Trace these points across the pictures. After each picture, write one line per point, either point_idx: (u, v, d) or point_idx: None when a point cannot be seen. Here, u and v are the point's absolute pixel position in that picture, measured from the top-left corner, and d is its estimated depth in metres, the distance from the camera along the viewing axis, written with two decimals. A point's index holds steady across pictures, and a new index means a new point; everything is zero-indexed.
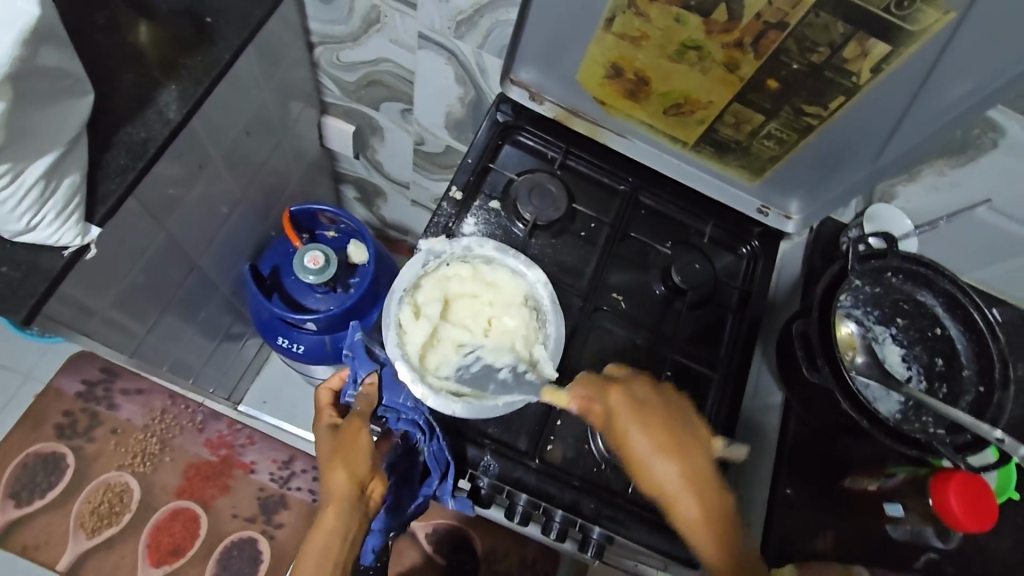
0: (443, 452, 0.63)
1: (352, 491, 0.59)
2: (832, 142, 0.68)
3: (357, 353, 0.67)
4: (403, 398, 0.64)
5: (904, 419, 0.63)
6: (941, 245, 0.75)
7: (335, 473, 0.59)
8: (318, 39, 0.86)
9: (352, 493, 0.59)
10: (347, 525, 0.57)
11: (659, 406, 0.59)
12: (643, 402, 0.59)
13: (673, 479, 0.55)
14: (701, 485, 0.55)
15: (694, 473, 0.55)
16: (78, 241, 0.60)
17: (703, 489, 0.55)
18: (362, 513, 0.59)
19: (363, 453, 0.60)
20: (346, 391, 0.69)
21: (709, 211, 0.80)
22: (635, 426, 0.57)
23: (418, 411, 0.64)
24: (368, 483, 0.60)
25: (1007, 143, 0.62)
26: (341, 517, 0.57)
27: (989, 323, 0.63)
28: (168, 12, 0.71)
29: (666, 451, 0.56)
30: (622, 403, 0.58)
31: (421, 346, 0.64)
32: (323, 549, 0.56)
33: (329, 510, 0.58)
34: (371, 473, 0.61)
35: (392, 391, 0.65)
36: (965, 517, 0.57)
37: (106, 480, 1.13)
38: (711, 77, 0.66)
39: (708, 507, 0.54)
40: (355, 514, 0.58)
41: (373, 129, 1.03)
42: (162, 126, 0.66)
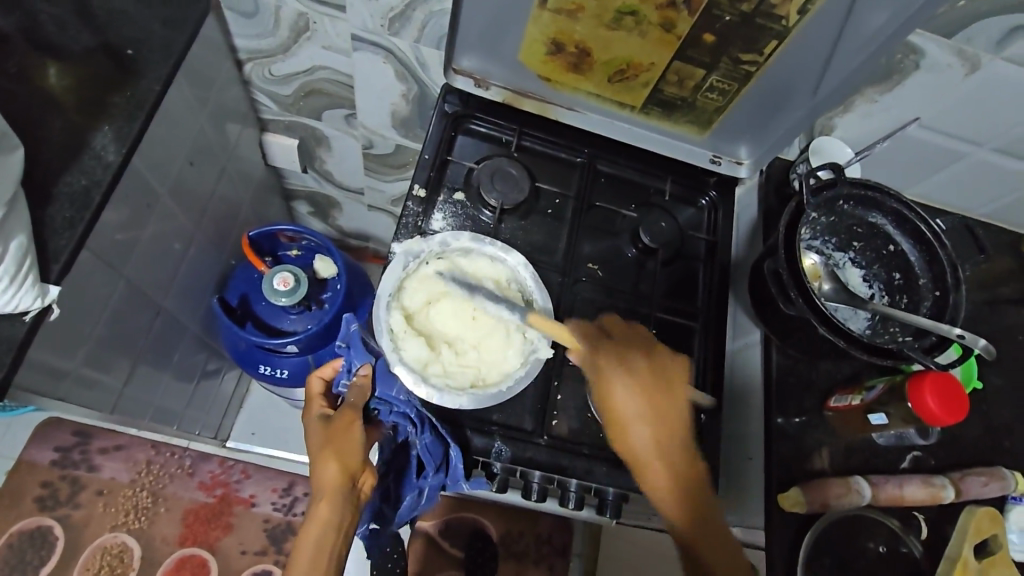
0: (437, 444, 0.65)
1: (345, 483, 0.58)
2: (772, 84, 0.71)
3: (353, 344, 0.66)
4: (396, 392, 0.64)
5: (874, 332, 0.68)
6: (881, 167, 0.80)
7: (327, 464, 0.58)
8: (247, 55, 0.83)
9: (343, 485, 0.58)
10: (339, 516, 0.57)
11: (653, 376, 0.62)
12: (635, 371, 0.62)
13: (656, 447, 0.60)
14: (675, 449, 0.60)
15: (669, 442, 0.60)
16: (38, 303, 0.57)
17: (684, 454, 0.60)
18: (353, 506, 0.59)
19: (355, 444, 0.60)
20: (338, 381, 0.68)
21: (665, 169, 0.83)
22: (623, 390, 0.61)
23: (410, 404, 0.64)
24: (359, 474, 0.59)
25: (927, 63, 0.66)
26: (334, 509, 0.57)
27: (936, 232, 0.68)
28: (82, 51, 0.68)
29: (648, 416, 0.60)
30: (620, 378, 0.61)
31: (414, 353, 0.63)
32: (316, 541, 0.56)
33: (322, 503, 0.57)
34: (361, 464, 0.60)
35: (385, 384, 0.64)
36: (943, 413, 0.62)
37: (101, 544, 1.09)
38: (650, 39, 0.68)
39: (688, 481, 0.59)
40: (347, 505, 0.58)
41: (317, 140, 1.00)
42: (103, 170, 0.63)
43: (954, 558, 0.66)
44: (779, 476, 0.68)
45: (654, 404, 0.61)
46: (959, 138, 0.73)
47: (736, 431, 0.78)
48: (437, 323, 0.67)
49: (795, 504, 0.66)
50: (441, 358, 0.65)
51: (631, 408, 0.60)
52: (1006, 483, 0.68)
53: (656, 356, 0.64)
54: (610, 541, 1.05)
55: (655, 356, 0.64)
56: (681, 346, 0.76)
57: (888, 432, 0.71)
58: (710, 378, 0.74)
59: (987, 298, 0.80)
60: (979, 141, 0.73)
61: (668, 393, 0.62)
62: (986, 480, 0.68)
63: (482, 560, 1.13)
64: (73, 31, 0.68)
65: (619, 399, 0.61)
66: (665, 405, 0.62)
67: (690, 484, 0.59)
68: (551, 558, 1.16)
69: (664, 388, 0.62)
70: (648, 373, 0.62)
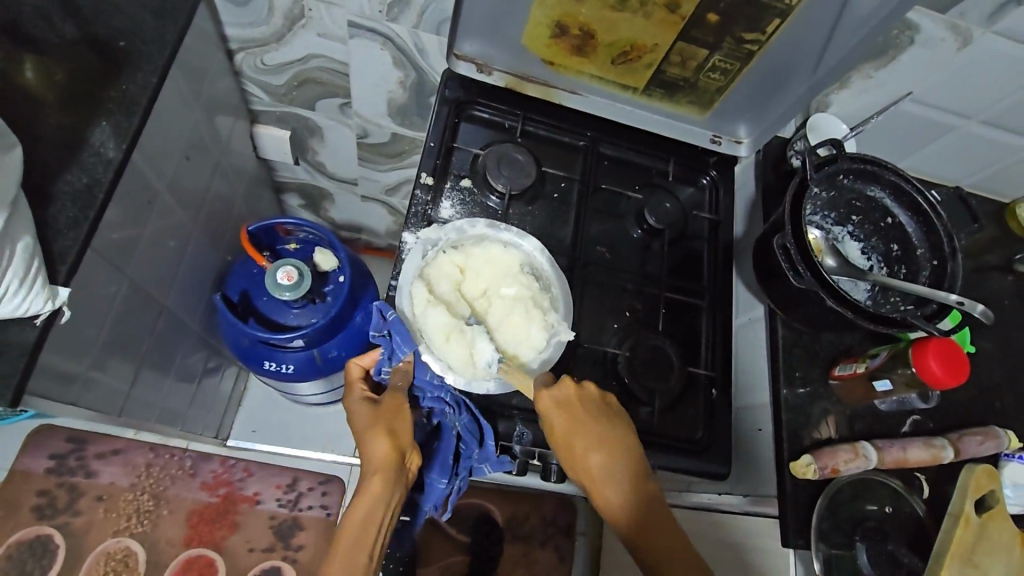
0: (474, 424, 0.65)
1: (396, 460, 0.59)
2: (772, 62, 0.73)
3: (396, 330, 0.63)
4: (430, 376, 0.64)
5: (876, 302, 0.71)
6: (875, 141, 0.82)
7: (379, 441, 0.60)
8: (238, 45, 0.81)
9: (396, 461, 0.59)
10: (391, 492, 0.58)
11: (583, 409, 0.62)
12: (568, 407, 0.62)
13: (608, 477, 0.61)
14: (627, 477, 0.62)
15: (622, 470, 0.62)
16: (49, 306, 0.55)
17: (640, 479, 0.62)
18: (402, 484, 0.60)
19: (404, 425, 0.62)
20: (380, 367, 0.67)
21: (666, 150, 0.84)
22: (559, 426, 0.61)
23: (445, 389, 0.64)
24: (408, 453, 0.61)
25: (921, 39, 0.68)
26: (386, 484, 0.58)
27: (932, 203, 0.70)
28: (71, 45, 0.65)
29: (589, 448, 0.61)
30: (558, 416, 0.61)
31: (437, 341, 0.64)
32: (367, 513, 0.57)
33: (374, 478, 0.58)
34: (410, 444, 0.62)
35: (421, 367, 0.65)
36: (945, 376, 0.64)
37: (105, 549, 1.07)
38: (654, 21, 0.69)
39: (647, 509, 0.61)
40: (398, 481, 0.59)
41: (310, 131, 0.99)
42: (104, 167, 0.61)
43: (957, 513, 0.66)
44: (790, 445, 0.71)
45: (592, 437, 0.62)
46: (950, 112, 0.75)
47: (743, 404, 0.80)
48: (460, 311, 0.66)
49: (807, 470, 0.68)
50: (466, 342, 0.64)
51: (571, 443, 0.62)
52: (1000, 441, 0.71)
53: (584, 387, 0.64)
54: None
55: (584, 387, 0.64)
56: (689, 324, 0.77)
57: (891, 398, 0.73)
58: (719, 353, 0.76)
59: (975, 266, 0.83)
60: (970, 114, 0.75)
61: (608, 423, 0.63)
62: (983, 440, 0.71)
63: (488, 544, 1.15)
64: (59, 24, 0.66)
65: (564, 437, 0.62)
66: (609, 435, 0.62)
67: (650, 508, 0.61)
68: (556, 538, 1.17)
69: (605, 417, 0.63)
70: (584, 406, 0.62)
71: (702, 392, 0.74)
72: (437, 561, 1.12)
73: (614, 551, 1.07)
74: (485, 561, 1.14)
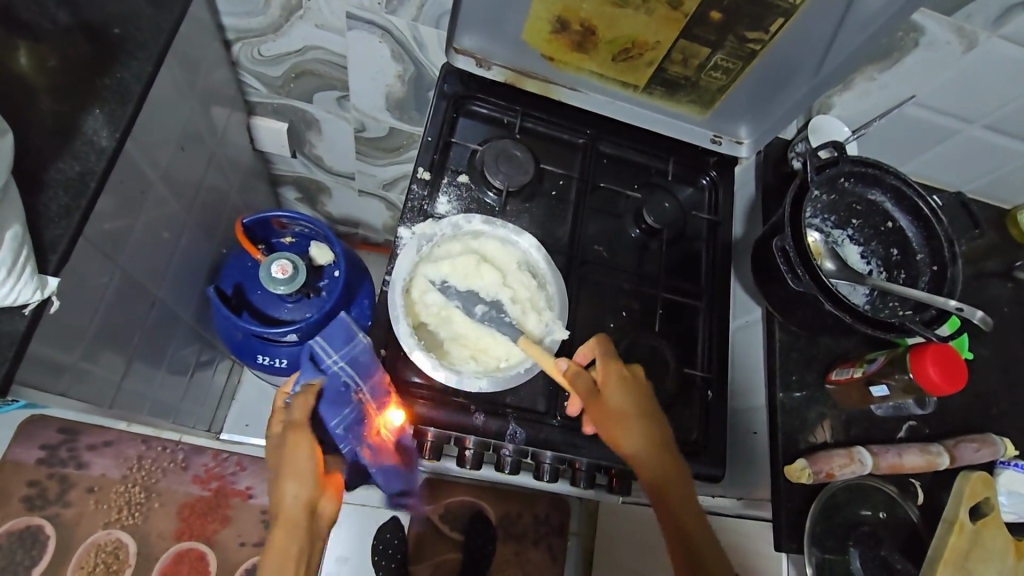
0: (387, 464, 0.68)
1: (297, 511, 0.60)
2: (775, 62, 0.73)
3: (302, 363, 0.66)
4: (337, 423, 0.64)
5: (874, 307, 0.70)
6: (876, 144, 0.82)
7: (281, 492, 0.60)
8: (235, 35, 0.80)
9: (295, 514, 0.60)
10: (292, 546, 0.59)
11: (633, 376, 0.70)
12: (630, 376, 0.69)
13: (641, 450, 0.65)
14: (658, 458, 0.65)
15: (654, 448, 0.65)
16: (38, 295, 0.54)
17: (669, 460, 0.65)
18: (308, 534, 0.60)
19: (305, 471, 0.61)
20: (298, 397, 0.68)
21: (666, 150, 0.83)
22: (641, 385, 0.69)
23: (352, 437, 0.65)
24: (312, 501, 0.61)
25: (926, 41, 0.67)
26: (288, 537, 0.59)
27: (933, 209, 0.70)
28: (63, 31, 0.64)
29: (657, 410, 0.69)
30: (616, 382, 0.65)
31: (445, 265, 0.67)
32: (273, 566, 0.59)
33: (277, 529, 0.60)
34: (316, 490, 0.61)
35: (330, 412, 0.64)
36: (943, 382, 0.64)
37: (95, 541, 1.04)
38: (656, 17, 0.68)
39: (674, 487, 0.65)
40: (300, 533, 0.60)
41: (308, 124, 0.98)
42: (97, 156, 0.60)
43: (952, 520, 0.66)
44: (786, 449, 0.70)
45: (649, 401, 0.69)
46: (952, 116, 0.75)
47: (739, 407, 0.79)
48: (489, 274, 0.67)
49: (802, 475, 0.67)
50: (456, 298, 0.67)
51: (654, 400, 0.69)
52: (997, 449, 0.70)
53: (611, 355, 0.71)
54: (612, 519, 1.06)
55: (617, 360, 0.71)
56: (686, 325, 0.77)
57: (887, 404, 0.72)
58: (715, 354, 0.75)
59: (975, 272, 0.82)
60: (972, 118, 0.74)
61: (650, 396, 0.67)
62: (978, 446, 0.70)
63: (482, 542, 1.14)
64: (51, 10, 0.65)
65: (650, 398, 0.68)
66: (652, 409, 0.66)
67: (679, 486, 0.65)
68: (549, 537, 1.17)
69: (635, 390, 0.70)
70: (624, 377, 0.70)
71: (698, 393, 0.74)
72: (429, 559, 1.12)
73: (607, 552, 1.06)
74: (478, 560, 1.14)
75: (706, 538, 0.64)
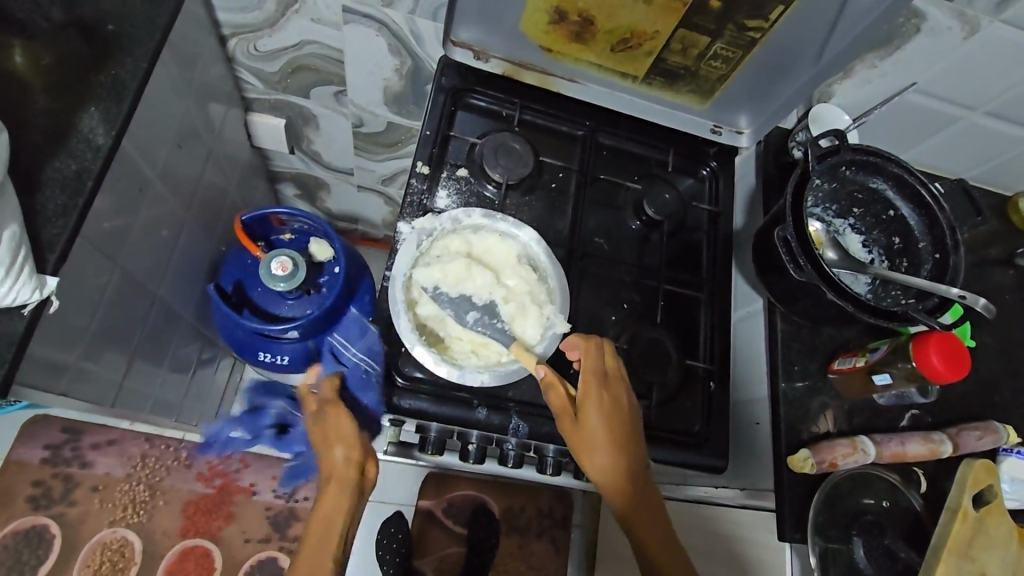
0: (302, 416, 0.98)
1: (352, 469, 0.67)
2: (775, 50, 0.73)
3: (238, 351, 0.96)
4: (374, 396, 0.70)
5: (876, 296, 0.70)
6: (877, 133, 0.81)
7: (334, 450, 0.68)
8: (231, 30, 0.80)
9: (351, 472, 0.67)
10: (349, 499, 0.66)
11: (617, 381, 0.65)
12: (610, 383, 0.64)
13: (605, 467, 0.63)
14: (626, 479, 0.63)
15: (623, 469, 0.63)
16: (36, 296, 0.54)
17: (632, 479, 0.64)
18: (358, 492, 0.67)
19: (351, 428, 0.69)
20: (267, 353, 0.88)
21: (666, 141, 0.83)
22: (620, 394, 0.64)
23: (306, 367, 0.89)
24: (363, 463, 0.68)
25: (928, 27, 0.66)
26: (343, 492, 0.66)
27: (935, 195, 0.70)
28: (57, 29, 0.64)
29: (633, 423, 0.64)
30: (594, 399, 0.63)
31: (435, 271, 0.66)
32: (327, 520, 0.65)
33: (334, 485, 0.67)
34: (366, 454, 0.69)
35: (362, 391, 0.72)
36: (947, 370, 0.63)
37: (101, 540, 1.04)
38: (655, 7, 0.67)
39: (637, 503, 0.64)
40: (352, 492, 0.67)
41: (305, 119, 0.97)
42: (93, 154, 0.60)
43: (955, 508, 0.66)
44: (788, 439, 0.70)
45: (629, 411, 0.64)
46: (953, 103, 0.74)
47: (741, 398, 0.79)
48: (480, 277, 0.67)
49: (805, 464, 0.67)
50: (449, 305, 0.66)
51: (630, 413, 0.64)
52: (999, 437, 0.70)
53: (606, 351, 0.66)
54: None
55: (609, 360, 0.66)
56: (688, 317, 0.77)
57: (889, 393, 0.72)
58: (719, 345, 0.75)
59: (976, 260, 0.82)
60: (973, 105, 0.73)
61: (621, 416, 0.63)
62: (981, 434, 0.70)
63: (485, 536, 1.15)
64: (45, 7, 0.65)
65: (620, 414, 0.64)
66: (624, 426, 0.63)
67: (643, 502, 0.64)
68: (552, 530, 1.17)
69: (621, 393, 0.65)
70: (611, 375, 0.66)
71: (700, 384, 0.74)
72: (433, 552, 1.13)
73: (610, 543, 1.07)
74: (481, 551, 1.15)
75: (670, 552, 0.63)
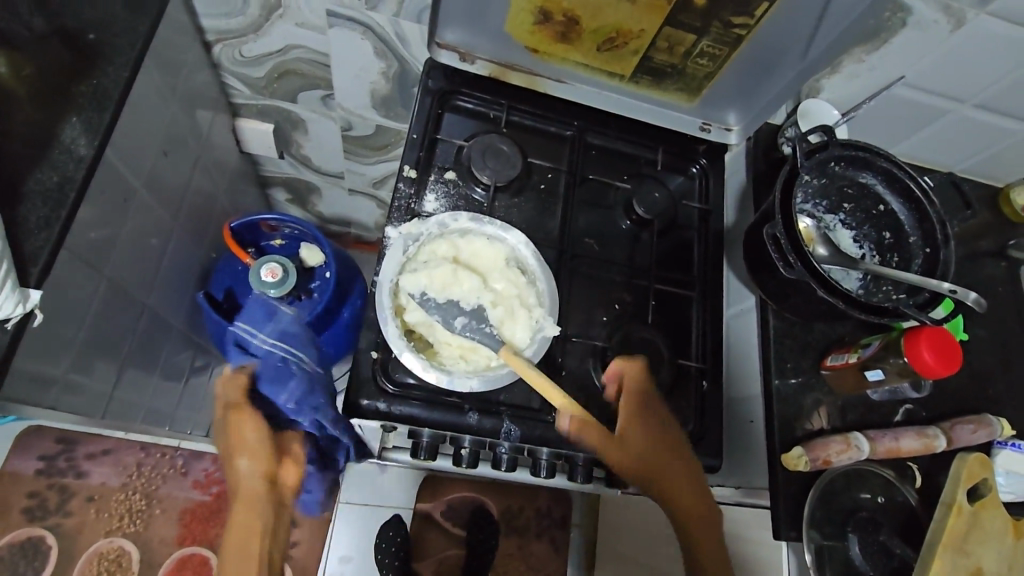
0: None
1: (262, 483, 0.68)
2: (763, 47, 0.73)
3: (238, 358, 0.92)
4: (287, 397, 0.70)
5: (868, 292, 0.69)
6: (866, 128, 0.81)
7: (239, 465, 0.68)
8: (215, 36, 0.79)
9: (262, 487, 0.68)
10: (264, 510, 0.68)
11: (648, 399, 0.68)
12: (648, 402, 0.68)
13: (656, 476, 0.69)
14: (678, 485, 0.69)
15: (675, 474, 0.69)
16: (20, 309, 0.53)
17: (687, 484, 0.69)
18: (273, 500, 0.69)
19: (258, 441, 0.69)
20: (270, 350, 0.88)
21: (654, 139, 0.83)
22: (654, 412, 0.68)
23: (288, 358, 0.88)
24: (272, 472, 0.69)
25: (915, 20, 0.66)
26: (255, 511, 0.67)
27: (924, 189, 0.69)
28: (37, 39, 0.63)
29: (672, 436, 0.69)
30: (631, 418, 0.67)
31: (422, 277, 0.65)
32: (242, 537, 0.66)
33: (242, 502, 0.68)
34: (275, 462, 0.70)
35: (275, 390, 0.71)
36: (937, 365, 0.63)
37: (97, 550, 1.04)
38: (639, 6, 0.67)
39: (689, 504, 0.69)
40: (268, 504, 0.68)
41: (293, 124, 0.97)
42: (76, 165, 0.60)
43: (949, 502, 0.65)
44: (783, 438, 0.70)
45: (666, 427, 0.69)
46: (943, 96, 0.74)
47: (735, 396, 0.79)
48: (468, 282, 0.67)
49: (798, 462, 0.67)
50: (436, 311, 0.66)
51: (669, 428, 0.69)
52: (993, 429, 0.70)
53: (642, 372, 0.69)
54: (613, 511, 1.06)
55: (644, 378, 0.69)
56: (680, 316, 0.76)
57: (882, 388, 0.72)
58: (710, 344, 0.75)
59: (969, 253, 0.82)
60: (963, 97, 0.73)
61: (665, 428, 0.69)
62: (975, 428, 0.70)
63: (484, 537, 1.14)
64: (25, 16, 0.64)
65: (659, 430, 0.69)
66: (665, 438, 0.68)
67: (698, 505, 0.69)
68: (551, 530, 1.17)
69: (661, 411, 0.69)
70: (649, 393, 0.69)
71: (693, 383, 0.74)
72: (431, 555, 1.12)
73: (609, 542, 1.07)
74: (480, 552, 1.14)
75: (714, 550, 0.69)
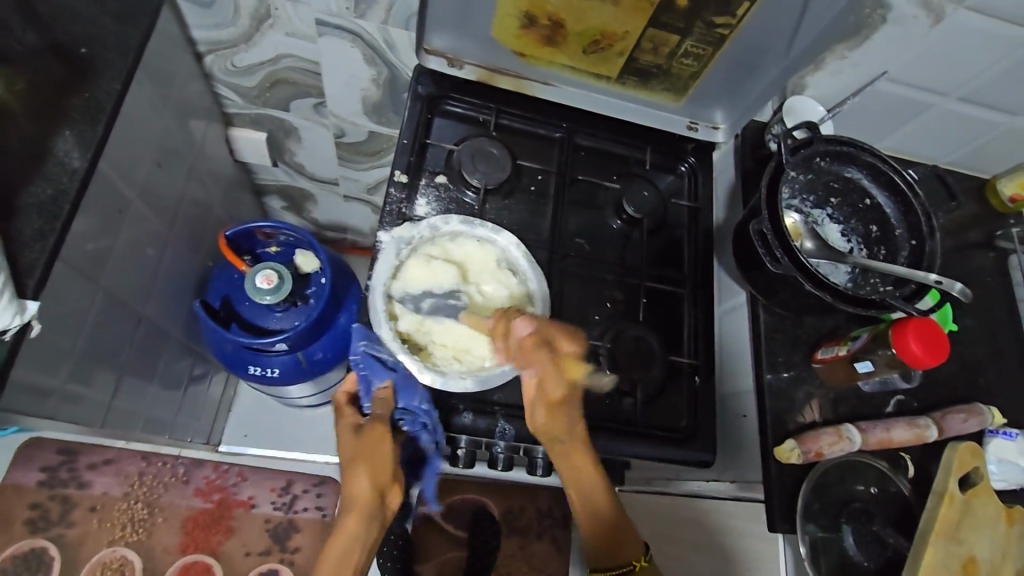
0: None
1: (374, 499, 0.57)
2: (745, 47, 0.74)
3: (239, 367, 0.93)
4: (419, 402, 0.65)
5: (857, 284, 0.70)
6: (850, 125, 0.82)
7: (360, 476, 0.57)
8: (206, 47, 0.80)
9: (373, 499, 0.57)
10: (367, 529, 0.56)
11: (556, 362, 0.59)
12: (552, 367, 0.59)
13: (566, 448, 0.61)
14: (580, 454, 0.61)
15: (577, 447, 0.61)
16: (17, 321, 0.54)
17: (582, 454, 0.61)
18: (380, 524, 0.57)
19: (386, 455, 0.59)
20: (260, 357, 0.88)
21: (643, 139, 0.84)
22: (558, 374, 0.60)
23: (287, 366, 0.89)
24: (389, 489, 0.58)
25: (893, 17, 0.67)
26: (360, 525, 0.56)
27: (909, 182, 0.71)
28: (29, 54, 0.64)
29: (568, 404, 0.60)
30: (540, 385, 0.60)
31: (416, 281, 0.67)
32: (340, 559, 0.54)
33: (349, 516, 0.56)
34: (393, 478, 0.59)
35: (407, 396, 0.65)
36: (924, 355, 0.64)
37: (100, 560, 0.97)
38: (623, 8, 0.68)
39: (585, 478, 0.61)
40: (372, 524, 0.56)
41: (286, 132, 0.97)
42: (69, 177, 0.60)
43: (941, 492, 0.66)
44: (776, 431, 0.70)
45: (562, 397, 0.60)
46: (926, 90, 0.75)
47: (728, 392, 0.80)
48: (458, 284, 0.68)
49: (790, 455, 0.68)
50: (427, 313, 0.67)
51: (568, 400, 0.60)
52: (984, 418, 0.71)
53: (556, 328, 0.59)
54: None
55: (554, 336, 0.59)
56: (671, 314, 0.77)
57: (873, 379, 0.73)
58: (704, 340, 0.75)
59: (957, 244, 0.82)
60: (946, 91, 0.74)
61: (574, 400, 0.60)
62: (966, 416, 0.71)
63: (485, 538, 1.15)
64: (19, 32, 0.65)
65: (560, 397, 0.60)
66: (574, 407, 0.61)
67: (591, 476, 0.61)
68: (553, 530, 1.18)
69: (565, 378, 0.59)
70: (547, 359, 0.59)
71: (686, 379, 0.74)
72: (434, 557, 1.11)
73: None
74: (482, 553, 1.14)
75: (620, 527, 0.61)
